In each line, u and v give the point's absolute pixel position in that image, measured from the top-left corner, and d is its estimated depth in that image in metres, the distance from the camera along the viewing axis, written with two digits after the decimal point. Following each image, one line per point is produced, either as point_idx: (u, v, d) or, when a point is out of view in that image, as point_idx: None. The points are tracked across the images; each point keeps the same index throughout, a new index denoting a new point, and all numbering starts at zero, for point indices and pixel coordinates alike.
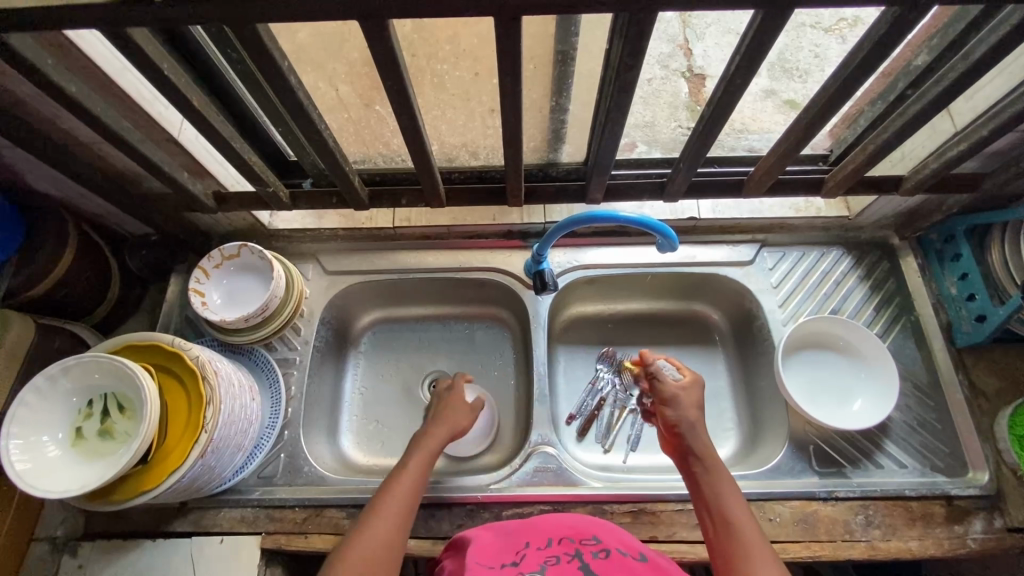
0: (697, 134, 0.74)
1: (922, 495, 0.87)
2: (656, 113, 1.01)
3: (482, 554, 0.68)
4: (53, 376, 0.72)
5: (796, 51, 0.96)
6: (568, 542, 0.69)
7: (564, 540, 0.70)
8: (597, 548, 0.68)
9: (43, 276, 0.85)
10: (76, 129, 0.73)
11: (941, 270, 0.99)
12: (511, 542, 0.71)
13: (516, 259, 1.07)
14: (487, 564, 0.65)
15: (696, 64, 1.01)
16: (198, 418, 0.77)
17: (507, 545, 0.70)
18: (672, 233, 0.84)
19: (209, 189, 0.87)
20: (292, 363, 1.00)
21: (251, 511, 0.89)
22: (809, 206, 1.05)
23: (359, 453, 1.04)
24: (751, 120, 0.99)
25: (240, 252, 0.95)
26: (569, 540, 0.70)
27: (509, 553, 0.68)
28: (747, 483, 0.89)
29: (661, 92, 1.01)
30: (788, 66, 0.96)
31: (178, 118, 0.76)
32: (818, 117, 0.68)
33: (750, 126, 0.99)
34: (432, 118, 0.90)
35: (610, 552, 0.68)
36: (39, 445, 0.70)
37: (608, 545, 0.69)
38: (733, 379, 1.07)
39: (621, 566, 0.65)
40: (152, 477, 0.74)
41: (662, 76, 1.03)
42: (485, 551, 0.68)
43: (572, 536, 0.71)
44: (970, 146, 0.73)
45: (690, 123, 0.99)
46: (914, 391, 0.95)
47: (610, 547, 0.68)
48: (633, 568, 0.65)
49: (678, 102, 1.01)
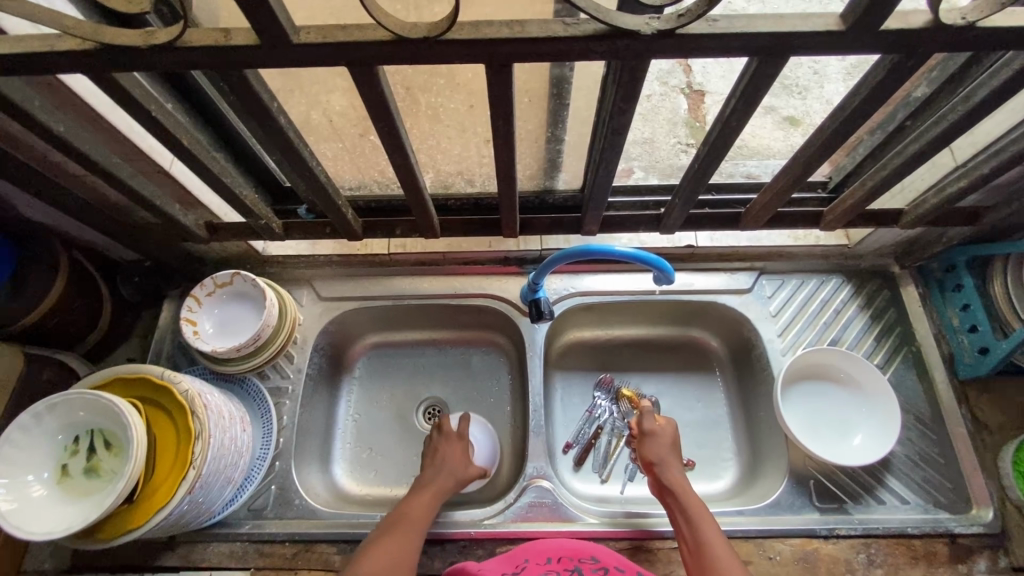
0: (693, 169, 0.73)
1: (925, 533, 0.85)
2: (655, 129, 1.03)
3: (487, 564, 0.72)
4: (38, 413, 0.71)
5: (795, 68, 1.00)
6: (567, 560, 0.74)
7: (564, 557, 0.74)
8: (597, 568, 0.73)
9: (34, 307, 0.85)
10: (67, 163, 0.73)
11: (942, 300, 0.98)
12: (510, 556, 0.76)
13: (512, 285, 1.06)
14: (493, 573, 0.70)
15: (695, 81, 1.05)
16: (186, 453, 0.76)
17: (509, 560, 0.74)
18: (669, 267, 0.82)
19: (201, 219, 0.86)
20: (284, 392, 0.99)
21: (241, 545, 0.88)
22: (808, 234, 1.04)
23: (351, 482, 1.02)
24: (752, 136, 1.00)
25: (232, 280, 0.95)
26: (568, 558, 0.74)
27: (509, 565, 0.73)
28: (746, 519, 0.87)
29: (661, 109, 1.02)
30: (790, 83, 1.00)
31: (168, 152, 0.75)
32: (816, 155, 0.67)
33: (751, 144, 1.00)
34: (428, 148, 0.90)
35: (610, 571, 0.72)
36: (23, 485, 0.69)
37: (607, 564, 0.74)
38: (731, 408, 1.06)
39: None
40: (138, 516, 0.72)
41: (661, 92, 1.05)
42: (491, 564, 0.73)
43: (571, 555, 0.75)
44: (970, 183, 0.73)
45: (690, 140, 1.01)
46: (916, 424, 0.93)
47: (609, 567, 0.73)
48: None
49: (677, 118, 1.03)
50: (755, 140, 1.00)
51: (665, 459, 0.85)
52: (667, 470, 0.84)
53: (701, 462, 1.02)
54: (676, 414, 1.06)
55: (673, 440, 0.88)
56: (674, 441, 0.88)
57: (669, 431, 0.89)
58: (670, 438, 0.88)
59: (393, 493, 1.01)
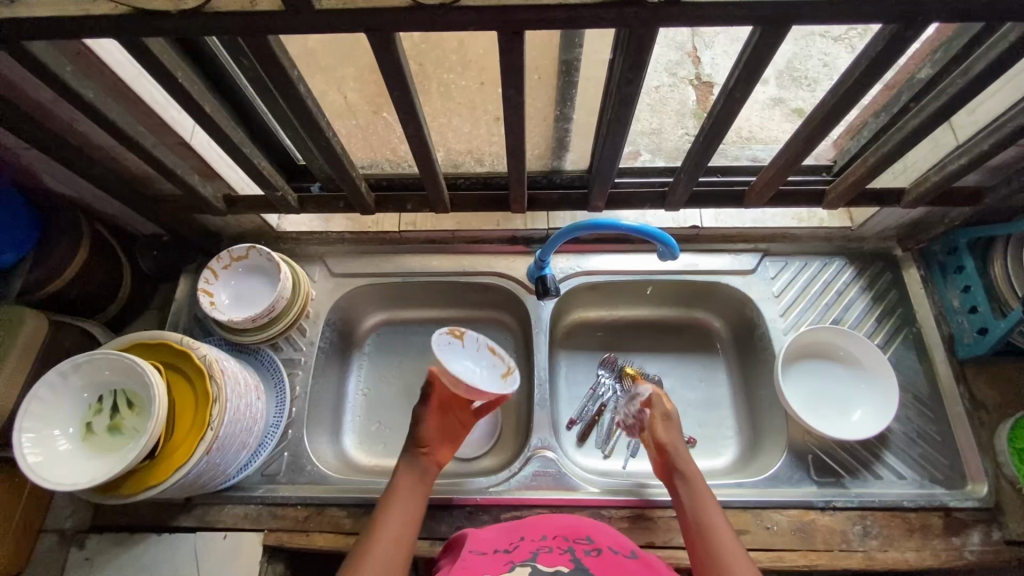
0: (697, 144, 0.76)
1: (920, 506, 0.87)
2: (663, 120, 1.03)
3: (478, 543, 0.71)
4: (64, 372, 0.74)
5: (804, 60, 1.01)
6: (561, 538, 0.70)
7: (558, 536, 0.71)
8: (590, 547, 0.68)
9: (59, 275, 0.88)
10: (92, 132, 0.75)
11: (944, 282, 0.99)
12: (508, 534, 0.74)
13: (519, 264, 1.08)
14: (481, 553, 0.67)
15: (704, 72, 1.03)
16: (204, 415, 0.79)
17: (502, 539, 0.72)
18: (673, 242, 0.84)
19: (220, 192, 0.89)
20: (297, 363, 1.02)
21: (254, 508, 0.91)
22: (813, 216, 1.05)
23: (361, 453, 1.05)
24: (759, 128, 1.01)
25: (248, 254, 0.97)
26: (563, 537, 0.71)
27: (504, 542, 0.71)
28: (744, 491, 0.89)
29: (669, 100, 1.03)
30: (799, 76, 1.01)
31: (191, 122, 0.78)
32: (818, 129, 0.69)
33: (757, 134, 1.01)
34: (438, 125, 0.92)
35: (603, 551, 0.68)
36: (50, 439, 0.72)
37: (601, 545, 0.69)
38: (733, 387, 1.08)
39: (613, 565, 0.65)
40: (159, 473, 0.76)
41: (670, 84, 1.05)
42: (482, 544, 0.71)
43: (567, 534, 0.71)
44: (971, 160, 0.74)
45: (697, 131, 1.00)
46: (914, 402, 0.95)
47: (602, 546, 0.69)
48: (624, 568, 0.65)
49: (685, 110, 1.03)
50: (761, 126, 1.02)
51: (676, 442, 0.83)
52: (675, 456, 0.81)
53: (702, 439, 1.04)
54: (678, 393, 1.08)
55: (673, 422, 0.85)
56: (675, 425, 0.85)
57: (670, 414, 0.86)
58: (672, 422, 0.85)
59: None
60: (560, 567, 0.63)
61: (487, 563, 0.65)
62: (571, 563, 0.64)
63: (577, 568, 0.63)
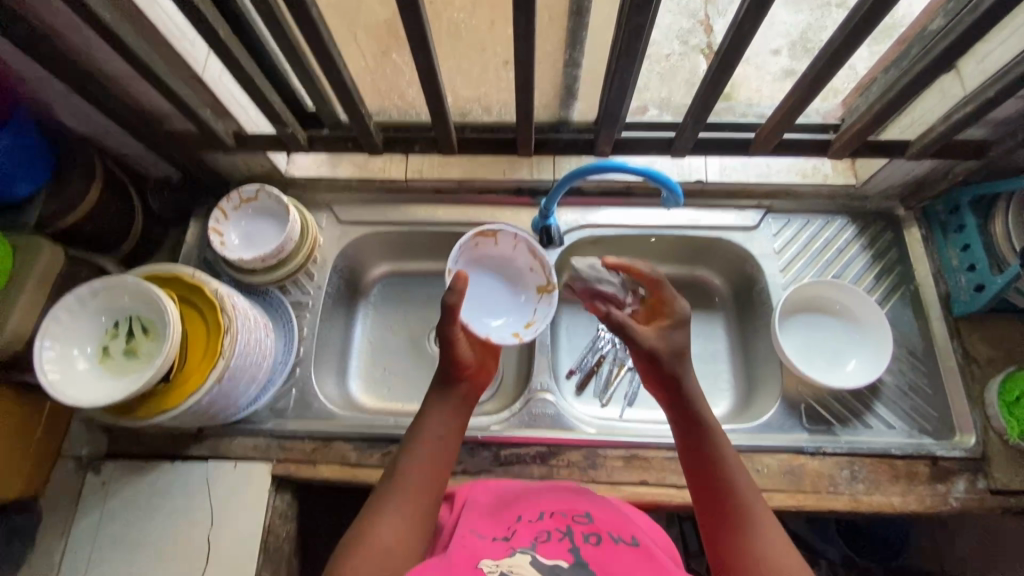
0: (715, 65, 0.76)
1: (907, 454, 0.89)
2: (673, 90, 1.03)
3: (474, 526, 0.68)
4: (82, 297, 0.76)
5: (820, 31, 0.98)
6: (559, 517, 0.68)
7: (556, 514, 0.68)
8: (588, 530, 0.65)
9: (73, 208, 0.89)
10: (105, 62, 0.77)
11: (945, 241, 1.00)
12: (504, 515, 0.70)
13: (524, 216, 1.09)
14: (481, 535, 0.66)
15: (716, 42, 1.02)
16: (216, 345, 0.82)
17: (501, 518, 0.70)
18: (678, 186, 0.86)
19: (230, 129, 0.90)
20: (304, 306, 1.04)
21: (264, 440, 0.94)
22: (817, 172, 1.06)
23: (366, 396, 1.08)
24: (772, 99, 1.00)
25: (258, 195, 0.99)
26: (561, 515, 0.68)
27: (501, 527, 0.68)
28: (737, 436, 0.92)
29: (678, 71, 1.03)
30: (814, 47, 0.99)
31: (206, 47, 0.80)
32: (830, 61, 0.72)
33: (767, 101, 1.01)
34: (448, 68, 0.93)
35: (602, 536, 0.65)
36: (69, 359, 0.75)
37: (600, 529, 0.66)
38: (730, 343, 1.10)
39: (612, 555, 0.62)
40: (173, 397, 0.79)
41: (681, 53, 1.04)
42: (482, 521, 0.69)
43: (565, 513, 0.69)
44: (977, 108, 0.76)
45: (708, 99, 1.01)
46: (908, 357, 0.97)
47: (601, 531, 0.66)
48: (626, 558, 0.62)
49: (695, 80, 1.02)
50: (770, 83, 1.01)
51: (670, 364, 0.77)
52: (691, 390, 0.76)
53: None
54: None
55: (686, 349, 0.79)
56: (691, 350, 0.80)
57: (683, 336, 0.80)
58: (684, 346, 0.79)
59: (404, 407, 1.07)
60: (560, 560, 0.60)
61: (484, 547, 0.63)
62: (570, 554, 0.61)
63: (576, 561, 0.60)
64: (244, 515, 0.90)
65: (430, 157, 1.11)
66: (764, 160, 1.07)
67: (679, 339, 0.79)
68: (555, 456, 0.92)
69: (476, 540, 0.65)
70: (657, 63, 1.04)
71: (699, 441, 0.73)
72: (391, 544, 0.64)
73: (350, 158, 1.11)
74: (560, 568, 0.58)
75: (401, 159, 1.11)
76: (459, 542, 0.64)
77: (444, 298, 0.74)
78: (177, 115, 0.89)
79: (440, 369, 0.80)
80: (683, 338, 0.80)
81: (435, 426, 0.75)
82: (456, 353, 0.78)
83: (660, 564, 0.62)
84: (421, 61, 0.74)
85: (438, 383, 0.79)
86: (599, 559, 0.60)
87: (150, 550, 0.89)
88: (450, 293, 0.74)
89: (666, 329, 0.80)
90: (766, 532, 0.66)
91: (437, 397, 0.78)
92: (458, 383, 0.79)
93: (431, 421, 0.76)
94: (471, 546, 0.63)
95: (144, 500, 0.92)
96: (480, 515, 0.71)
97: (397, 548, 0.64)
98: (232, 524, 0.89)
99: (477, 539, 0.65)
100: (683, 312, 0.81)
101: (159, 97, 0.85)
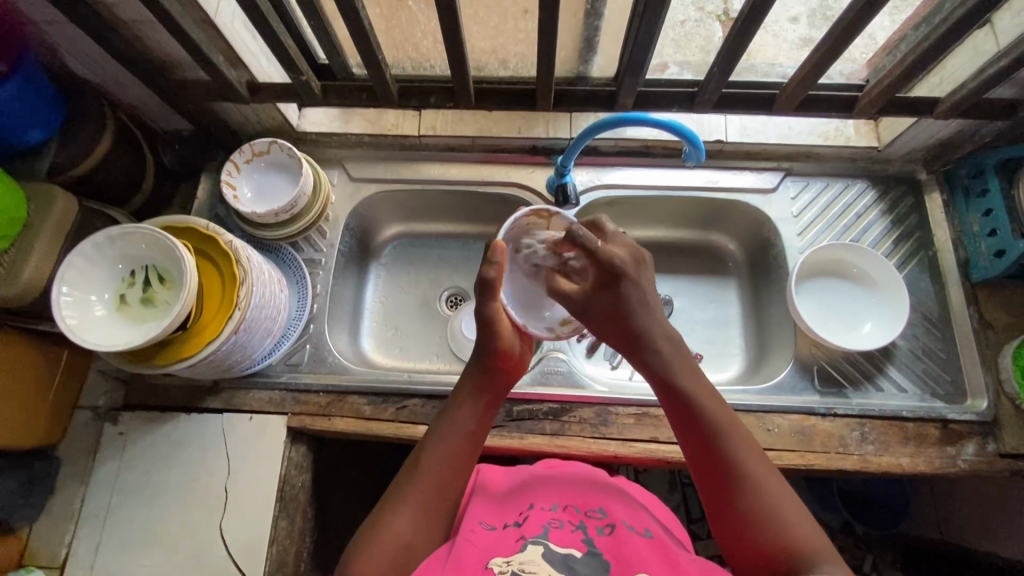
0: (746, 10, 0.72)
1: (919, 416, 0.90)
2: (687, 57, 1.00)
3: (487, 514, 0.71)
4: (98, 244, 0.76)
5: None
6: (573, 510, 0.70)
7: (569, 507, 0.71)
8: (602, 521, 0.68)
9: (85, 156, 0.88)
10: (116, 3, 0.75)
11: (966, 207, 0.98)
12: (516, 502, 0.73)
13: (538, 175, 1.07)
14: (490, 526, 0.68)
15: (733, 9, 0.99)
16: (232, 296, 0.81)
17: (511, 506, 0.73)
18: (701, 141, 0.85)
19: (242, 78, 0.88)
20: (317, 263, 1.03)
21: (278, 394, 0.95)
22: (839, 134, 1.03)
23: (378, 355, 1.09)
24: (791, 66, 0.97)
25: (270, 149, 0.98)
26: (574, 508, 0.71)
27: (512, 515, 0.71)
28: (748, 396, 0.93)
29: (694, 36, 0.99)
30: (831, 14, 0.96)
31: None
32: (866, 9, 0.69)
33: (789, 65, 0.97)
34: (466, 18, 0.90)
35: (617, 525, 0.68)
36: (87, 304, 0.75)
37: (615, 519, 0.69)
38: (742, 308, 1.10)
39: (627, 543, 0.65)
40: (189, 346, 0.78)
41: (697, 19, 1.00)
42: (492, 509, 0.72)
43: (578, 504, 0.71)
44: (1013, 60, 0.75)
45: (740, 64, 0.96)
46: (923, 322, 0.97)
47: (616, 521, 0.68)
48: (640, 546, 0.64)
49: (711, 47, 0.99)
50: (793, 45, 0.98)
51: (614, 326, 0.70)
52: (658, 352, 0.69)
53: (708, 354, 1.07)
54: (689, 312, 1.11)
55: (626, 306, 0.69)
56: (645, 302, 0.69)
57: (611, 299, 0.69)
58: (623, 307, 0.69)
59: (416, 367, 1.08)
60: (573, 549, 0.64)
61: (499, 537, 0.66)
62: (584, 544, 0.64)
63: (590, 551, 0.64)
64: (259, 466, 0.91)
65: (444, 113, 1.08)
66: (786, 121, 1.04)
67: (610, 299, 0.69)
68: (567, 413, 0.92)
69: (486, 532, 0.67)
70: (672, 30, 1.00)
71: (688, 415, 0.67)
72: (407, 540, 0.64)
73: (361, 112, 1.09)
74: (573, 558, 0.63)
75: (414, 115, 1.08)
76: (470, 533, 0.66)
77: (481, 274, 0.68)
78: (190, 63, 0.87)
79: (478, 351, 0.73)
80: (619, 295, 0.69)
81: (463, 421, 0.71)
82: (495, 344, 0.71)
83: (673, 553, 0.64)
84: (442, 5, 0.72)
85: (473, 375, 0.73)
86: (614, 550, 0.64)
87: (168, 498, 0.90)
88: (489, 266, 0.68)
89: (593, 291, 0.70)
90: (774, 507, 0.63)
91: (470, 394, 0.73)
92: (496, 372, 0.73)
93: (454, 416, 0.72)
94: (483, 538, 0.66)
95: (160, 449, 0.93)
96: (490, 501, 0.73)
97: (413, 544, 0.64)
98: (248, 474, 0.91)
99: (487, 530, 0.67)
100: (610, 269, 0.68)
101: (171, 42, 0.83)
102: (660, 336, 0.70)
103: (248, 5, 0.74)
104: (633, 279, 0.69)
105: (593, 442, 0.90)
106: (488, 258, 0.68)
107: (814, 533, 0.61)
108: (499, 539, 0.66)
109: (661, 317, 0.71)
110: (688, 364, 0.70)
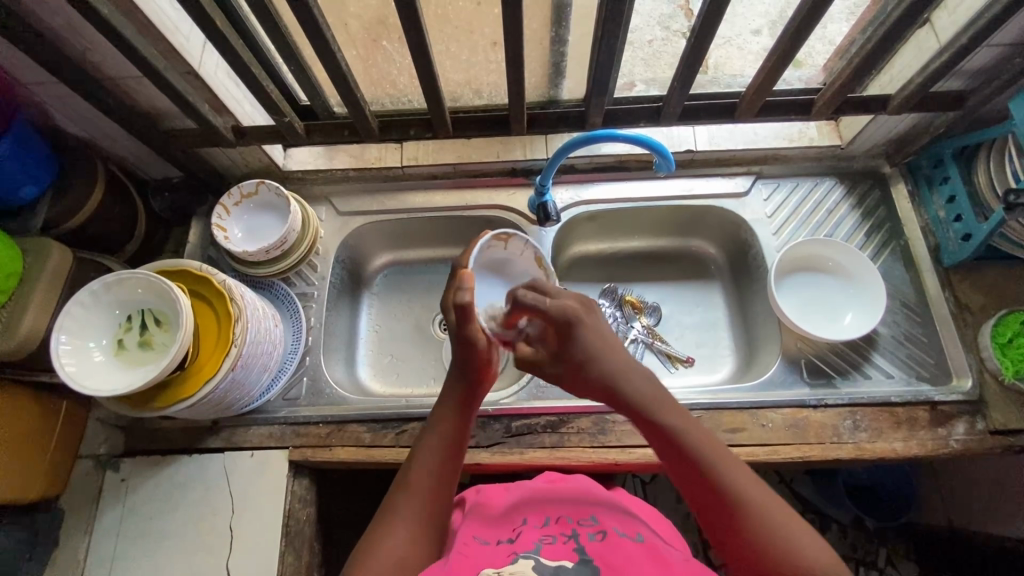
0: (699, 24, 0.77)
1: (906, 401, 0.92)
2: (656, 74, 1.05)
3: (482, 531, 0.71)
4: (95, 291, 0.78)
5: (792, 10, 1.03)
6: (565, 522, 0.71)
7: (561, 519, 0.72)
8: (594, 530, 0.69)
9: (79, 210, 0.91)
10: (103, 62, 0.79)
11: (930, 194, 1.02)
12: (510, 517, 0.74)
13: (519, 197, 1.10)
14: (484, 542, 0.69)
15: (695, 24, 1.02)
16: (227, 335, 0.83)
17: (505, 522, 0.73)
18: (669, 151, 0.88)
19: (228, 124, 0.93)
20: (310, 296, 1.06)
21: (279, 428, 0.96)
22: (804, 136, 1.08)
23: (375, 383, 1.10)
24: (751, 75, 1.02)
25: (257, 190, 1.01)
26: (567, 520, 0.72)
27: (506, 529, 0.71)
28: (740, 394, 0.94)
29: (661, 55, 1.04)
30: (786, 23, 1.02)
31: (201, 37, 0.83)
32: (806, 21, 0.75)
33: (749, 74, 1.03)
34: (439, 53, 0.95)
35: (607, 533, 0.68)
36: (85, 351, 0.77)
37: (606, 527, 0.70)
38: (729, 310, 1.13)
39: (617, 549, 0.65)
40: (187, 386, 0.80)
41: (663, 38, 1.04)
42: (485, 527, 0.72)
43: (571, 517, 0.72)
44: (951, 55, 0.80)
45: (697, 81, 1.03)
46: (903, 308, 1.00)
47: (607, 529, 0.69)
48: (629, 551, 0.65)
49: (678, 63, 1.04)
50: (755, 57, 1.02)
51: (587, 373, 0.71)
52: (627, 391, 0.69)
53: (700, 357, 1.09)
54: (677, 317, 1.13)
55: (588, 354, 0.70)
56: (606, 347, 0.71)
57: (573, 349, 0.71)
58: (586, 356, 0.70)
59: (413, 392, 1.09)
60: (564, 561, 0.63)
61: (490, 551, 0.66)
62: (575, 555, 0.64)
63: (581, 560, 0.63)
64: (264, 502, 0.91)
65: (425, 144, 1.12)
66: (751, 127, 1.09)
67: (574, 350, 0.71)
68: (565, 424, 0.94)
69: (479, 548, 0.67)
70: (640, 51, 1.05)
71: (664, 445, 0.67)
72: (402, 557, 0.64)
73: (345, 148, 1.12)
74: (564, 568, 0.62)
75: (396, 147, 1.12)
76: (463, 549, 0.66)
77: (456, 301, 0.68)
78: (176, 113, 0.91)
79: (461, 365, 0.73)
80: (580, 345, 0.70)
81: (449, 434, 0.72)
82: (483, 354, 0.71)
83: (663, 557, 0.65)
84: (413, 43, 0.76)
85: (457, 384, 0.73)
86: (603, 556, 0.64)
87: (174, 541, 0.90)
88: (460, 291, 0.68)
89: (558, 349, 0.72)
90: (763, 520, 0.61)
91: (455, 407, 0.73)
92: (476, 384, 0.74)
93: (440, 430, 0.72)
94: (477, 552, 0.66)
95: (164, 493, 0.93)
96: (485, 519, 0.74)
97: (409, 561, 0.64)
98: (252, 512, 0.91)
99: (481, 545, 0.68)
100: (562, 323, 0.70)
101: (157, 94, 0.87)
102: (627, 373, 0.70)
103: (230, 55, 0.78)
104: (586, 325, 0.70)
105: (592, 451, 0.91)
106: (456, 286, 0.69)
107: (804, 536, 0.61)
108: (492, 551, 0.66)
109: (626, 356, 0.72)
110: (659, 393, 0.70)
